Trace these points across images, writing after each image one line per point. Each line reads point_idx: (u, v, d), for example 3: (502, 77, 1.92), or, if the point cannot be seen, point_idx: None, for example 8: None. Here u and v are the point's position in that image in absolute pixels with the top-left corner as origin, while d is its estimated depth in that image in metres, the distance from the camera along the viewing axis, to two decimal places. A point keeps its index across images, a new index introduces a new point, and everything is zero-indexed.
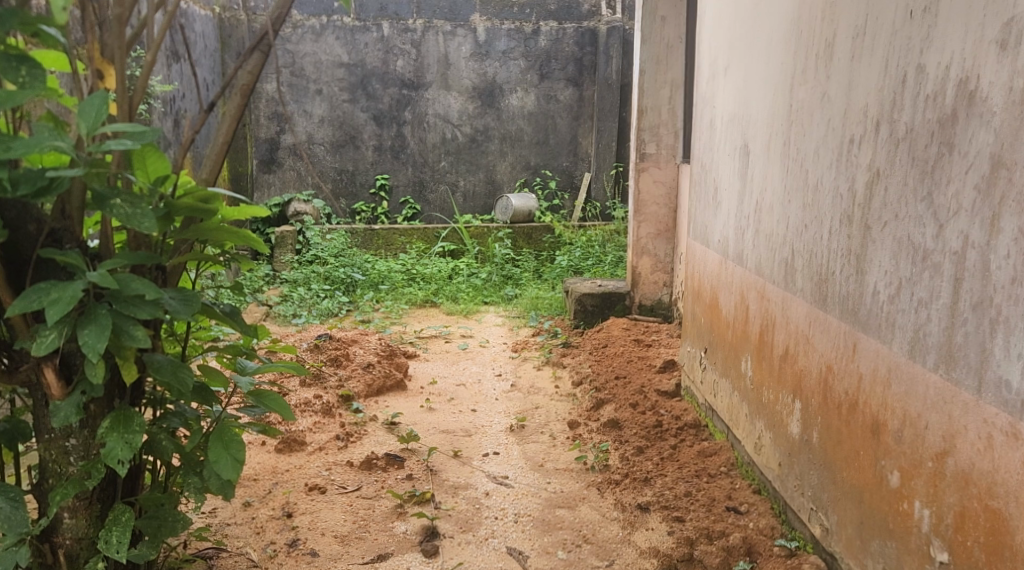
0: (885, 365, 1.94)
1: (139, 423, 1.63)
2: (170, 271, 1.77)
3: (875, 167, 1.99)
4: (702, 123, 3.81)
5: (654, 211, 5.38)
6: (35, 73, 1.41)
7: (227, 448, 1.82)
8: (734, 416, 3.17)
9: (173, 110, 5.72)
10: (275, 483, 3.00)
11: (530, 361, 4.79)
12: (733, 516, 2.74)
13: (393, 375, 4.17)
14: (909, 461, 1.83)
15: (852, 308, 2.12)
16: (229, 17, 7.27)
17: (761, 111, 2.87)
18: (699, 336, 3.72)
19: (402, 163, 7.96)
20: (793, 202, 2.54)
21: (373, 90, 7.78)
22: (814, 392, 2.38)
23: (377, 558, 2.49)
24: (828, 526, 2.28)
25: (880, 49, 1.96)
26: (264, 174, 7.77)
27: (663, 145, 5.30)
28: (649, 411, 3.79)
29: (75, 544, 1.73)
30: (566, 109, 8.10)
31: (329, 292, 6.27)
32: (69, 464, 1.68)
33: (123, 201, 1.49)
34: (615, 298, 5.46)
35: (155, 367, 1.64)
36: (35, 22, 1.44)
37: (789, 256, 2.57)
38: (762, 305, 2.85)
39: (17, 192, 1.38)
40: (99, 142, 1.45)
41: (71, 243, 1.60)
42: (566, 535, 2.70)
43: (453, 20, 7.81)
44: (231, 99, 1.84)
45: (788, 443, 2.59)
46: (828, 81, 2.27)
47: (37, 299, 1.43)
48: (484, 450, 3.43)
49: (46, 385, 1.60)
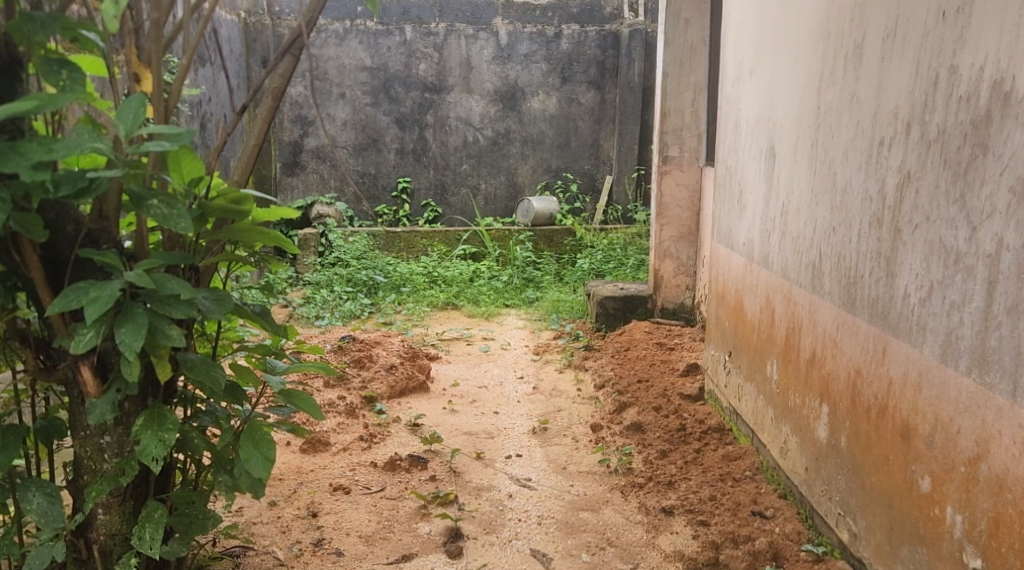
0: (916, 369, 1.92)
1: (173, 421, 1.65)
2: (202, 272, 1.80)
3: (906, 169, 1.98)
4: (727, 126, 3.79)
5: (676, 214, 5.37)
6: (75, 77, 1.44)
7: (257, 447, 1.84)
8: (759, 421, 3.15)
9: (200, 114, 5.81)
10: (300, 483, 3.03)
11: (552, 364, 4.79)
12: (759, 520, 2.72)
13: (416, 377, 4.19)
14: (940, 466, 1.81)
15: (882, 311, 2.10)
16: (255, 22, 7.35)
17: (787, 114, 2.85)
18: (723, 340, 3.71)
19: (424, 166, 8.01)
20: (821, 205, 2.52)
21: (396, 93, 7.84)
22: (842, 395, 2.36)
23: (402, 558, 2.51)
24: (856, 531, 2.26)
25: (911, 51, 1.95)
26: (287, 177, 7.84)
27: (685, 148, 5.29)
28: (672, 414, 3.77)
29: (108, 540, 1.75)
30: (587, 112, 8.09)
31: (351, 294, 6.31)
32: (104, 460, 1.71)
33: (160, 202, 1.52)
34: (637, 301, 5.44)
35: (188, 365, 1.67)
36: (75, 27, 1.47)
37: (817, 259, 2.56)
38: (788, 308, 2.83)
39: (59, 192, 1.41)
40: (136, 143, 1.47)
41: (107, 244, 1.64)
42: (589, 537, 2.69)
43: (475, 23, 7.84)
44: (261, 104, 1.86)
45: (815, 447, 2.58)
46: (857, 83, 2.26)
47: (76, 298, 1.46)
48: (507, 452, 3.44)
49: (84, 383, 1.63)
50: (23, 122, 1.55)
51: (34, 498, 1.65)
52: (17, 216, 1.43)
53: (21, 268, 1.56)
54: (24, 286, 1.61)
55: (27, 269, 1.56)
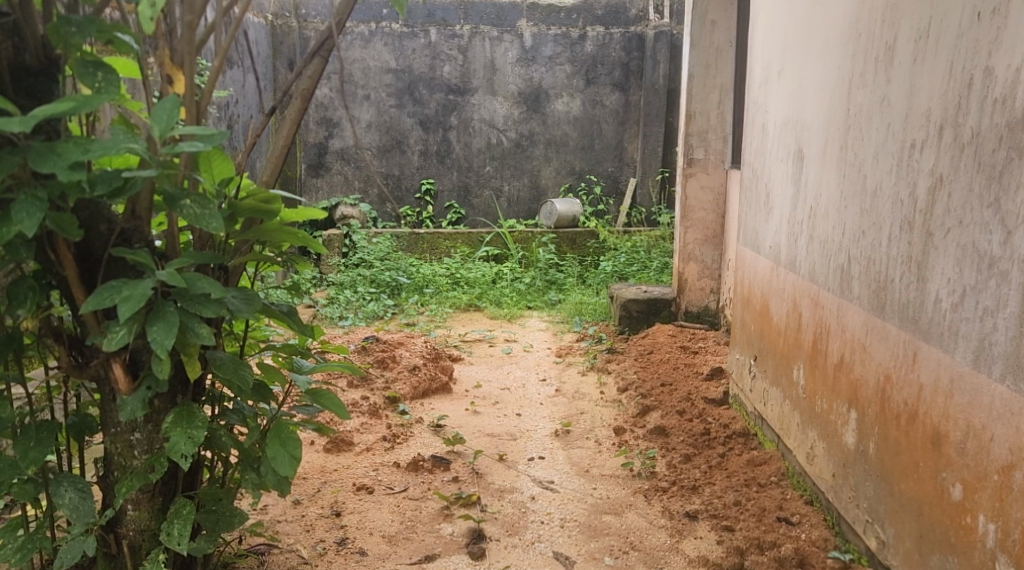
0: (948, 375, 1.89)
1: (201, 418, 1.67)
2: (231, 271, 1.82)
3: (938, 172, 1.96)
4: (754, 128, 3.76)
5: (701, 216, 5.33)
6: (110, 78, 1.46)
7: (284, 445, 1.85)
8: (785, 425, 3.12)
9: (228, 115, 5.87)
10: (323, 483, 3.04)
11: (575, 366, 4.78)
12: (785, 526, 2.69)
13: (439, 378, 4.20)
14: (972, 474, 1.79)
15: (912, 316, 2.07)
16: (282, 24, 7.41)
17: (816, 116, 2.82)
18: (748, 343, 3.68)
19: (448, 167, 8.04)
20: (850, 208, 2.49)
21: (420, 95, 7.88)
22: (871, 401, 2.33)
23: (424, 559, 2.51)
24: (884, 539, 2.24)
25: (944, 53, 1.93)
26: (312, 179, 7.89)
27: (711, 150, 5.27)
28: (696, 418, 3.74)
29: (137, 535, 1.78)
30: (612, 114, 8.06)
31: (374, 295, 6.34)
32: (134, 456, 1.73)
33: (192, 201, 1.53)
34: (660, 303, 5.42)
35: (217, 364, 1.69)
36: (110, 29, 1.49)
37: (845, 262, 2.53)
38: (816, 312, 2.80)
39: (95, 192, 1.43)
40: (170, 143, 1.49)
41: (140, 243, 1.66)
42: (613, 541, 2.68)
43: (500, 26, 7.86)
44: (289, 106, 1.87)
45: (842, 452, 2.55)
46: (888, 85, 2.23)
47: (110, 296, 1.48)
48: (530, 454, 3.43)
49: (115, 380, 1.65)
50: (58, 123, 1.57)
51: (66, 493, 1.68)
52: (52, 215, 1.45)
53: (56, 266, 1.59)
54: (58, 284, 1.64)
55: (61, 267, 1.58)
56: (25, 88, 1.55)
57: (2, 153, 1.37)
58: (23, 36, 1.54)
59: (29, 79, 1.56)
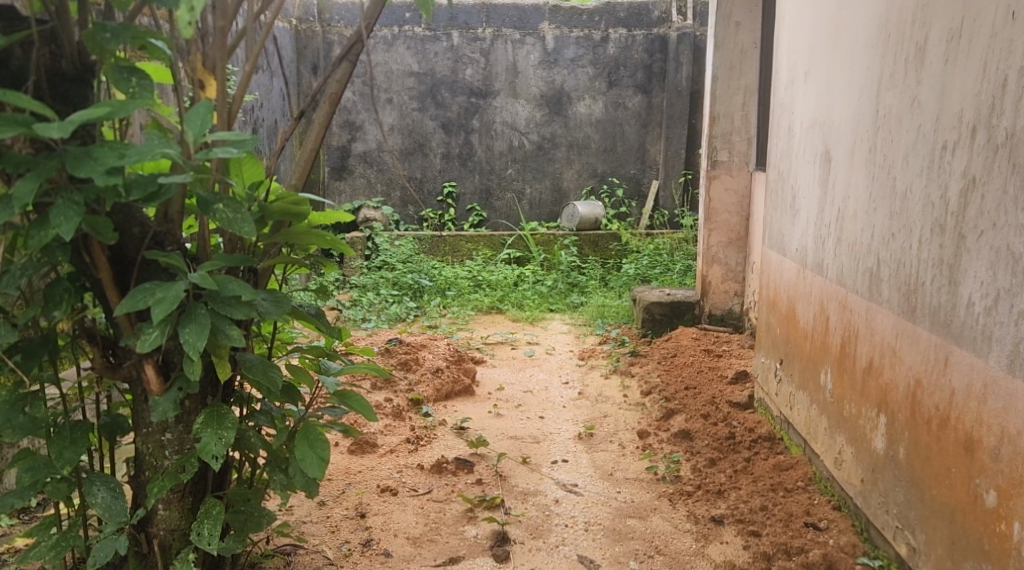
0: (981, 379, 1.87)
1: (232, 419, 1.69)
2: (261, 273, 1.83)
3: (970, 174, 1.93)
4: (780, 130, 3.73)
5: (725, 219, 5.30)
6: (145, 84, 1.49)
7: (312, 447, 1.87)
8: (812, 430, 3.09)
9: (253, 119, 5.92)
10: (348, 483, 3.06)
11: (598, 369, 4.77)
12: (813, 531, 2.66)
13: (461, 381, 4.21)
14: (1007, 480, 1.76)
15: (944, 319, 2.05)
16: (306, 29, 7.46)
17: (844, 118, 2.79)
18: (774, 347, 3.64)
19: (469, 170, 8.07)
20: (879, 210, 2.47)
21: (442, 98, 7.91)
22: (901, 406, 2.30)
23: (449, 561, 2.52)
24: (915, 545, 2.21)
25: (978, 53, 1.90)
26: (335, 182, 7.94)
27: (735, 153, 5.25)
28: (721, 422, 3.72)
29: (168, 535, 1.80)
30: (634, 116, 8.03)
31: (397, 297, 6.37)
32: (164, 457, 1.75)
33: (225, 205, 1.55)
34: (684, 307, 5.38)
35: (247, 365, 1.71)
36: (144, 35, 1.51)
37: (874, 265, 2.50)
38: (844, 315, 2.77)
39: (131, 197, 1.45)
40: (203, 148, 1.50)
41: (172, 245, 1.68)
42: (637, 545, 2.67)
43: (522, 28, 7.87)
44: (318, 110, 1.89)
45: (871, 457, 2.52)
46: (918, 86, 2.21)
47: (144, 298, 1.50)
48: (554, 457, 3.43)
49: (147, 380, 1.67)
50: (93, 128, 1.59)
51: (99, 492, 1.70)
52: (88, 219, 1.47)
53: (90, 269, 1.61)
54: (92, 286, 1.66)
55: (95, 270, 1.61)
56: (62, 95, 1.58)
57: (39, 158, 1.40)
58: (60, 44, 1.57)
59: (66, 85, 1.58)
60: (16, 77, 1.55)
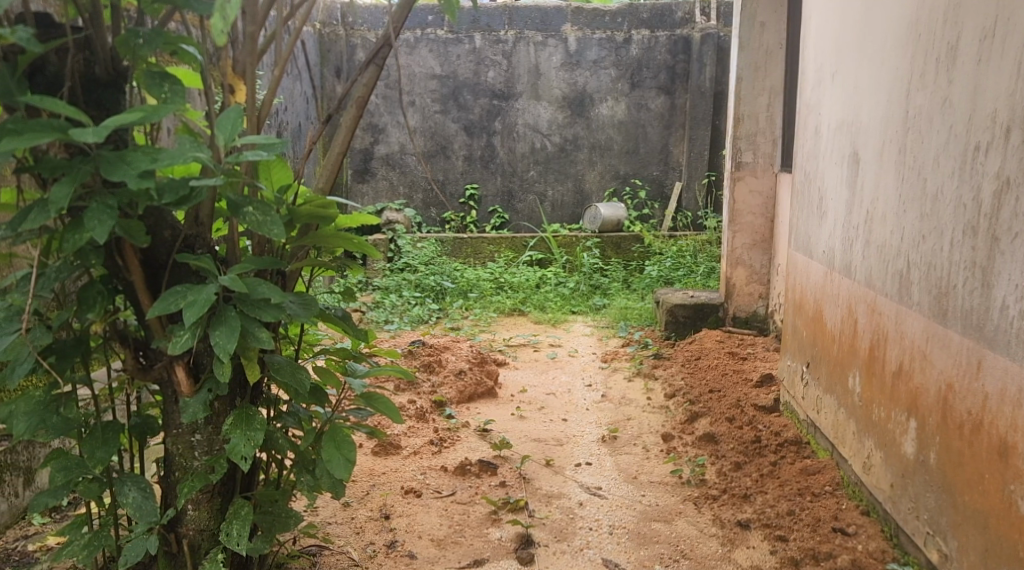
0: (1014, 384, 1.84)
1: (260, 420, 1.70)
2: (288, 275, 1.85)
3: (1004, 175, 1.90)
4: (806, 131, 3.70)
5: (750, 220, 5.26)
6: (177, 89, 1.51)
7: (339, 449, 1.88)
8: (840, 434, 3.05)
9: (277, 122, 5.97)
10: (373, 485, 3.07)
11: (621, 371, 4.75)
12: (841, 537, 2.63)
13: (484, 383, 4.21)
14: None
15: (977, 323, 2.02)
16: (330, 32, 7.51)
17: (873, 118, 2.76)
18: (801, 350, 3.60)
19: (492, 172, 8.10)
20: (910, 211, 2.43)
21: (464, 101, 7.94)
22: (932, 409, 2.27)
23: (474, 563, 2.52)
24: (947, 552, 2.17)
25: (1012, 52, 1.87)
26: (358, 184, 8.00)
27: (760, 154, 5.20)
28: (747, 425, 3.69)
29: (197, 535, 1.81)
30: (657, 117, 7.98)
31: (419, 299, 6.38)
32: (194, 458, 1.77)
33: (254, 208, 1.56)
34: (707, 309, 5.34)
35: (275, 367, 1.72)
36: (176, 41, 1.52)
37: (904, 267, 2.47)
38: (873, 318, 2.73)
39: (162, 200, 1.47)
40: (233, 152, 1.52)
41: (202, 248, 1.70)
42: (663, 549, 2.65)
43: (545, 30, 7.87)
44: (346, 113, 1.90)
45: (901, 462, 2.49)
46: (950, 86, 2.18)
47: (175, 301, 1.52)
48: (578, 459, 3.42)
49: (178, 382, 1.69)
50: (126, 133, 1.62)
51: (130, 492, 1.71)
52: (121, 222, 1.49)
53: (122, 272, 1.63)
54: (124, 288, 1.68)
55: (128, 272, 1.63)
56: (94, 100, 1.60)
57: (74, 162, 1.42)
58: (94, 50, 1.59)
59: (98, 91, 1.60)
60: (52, 84, 1.57)
